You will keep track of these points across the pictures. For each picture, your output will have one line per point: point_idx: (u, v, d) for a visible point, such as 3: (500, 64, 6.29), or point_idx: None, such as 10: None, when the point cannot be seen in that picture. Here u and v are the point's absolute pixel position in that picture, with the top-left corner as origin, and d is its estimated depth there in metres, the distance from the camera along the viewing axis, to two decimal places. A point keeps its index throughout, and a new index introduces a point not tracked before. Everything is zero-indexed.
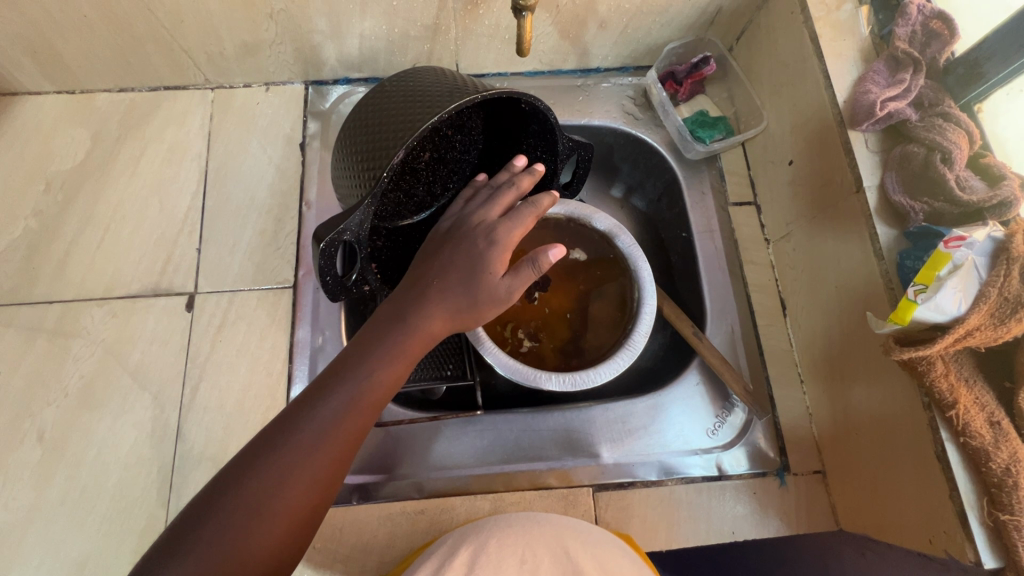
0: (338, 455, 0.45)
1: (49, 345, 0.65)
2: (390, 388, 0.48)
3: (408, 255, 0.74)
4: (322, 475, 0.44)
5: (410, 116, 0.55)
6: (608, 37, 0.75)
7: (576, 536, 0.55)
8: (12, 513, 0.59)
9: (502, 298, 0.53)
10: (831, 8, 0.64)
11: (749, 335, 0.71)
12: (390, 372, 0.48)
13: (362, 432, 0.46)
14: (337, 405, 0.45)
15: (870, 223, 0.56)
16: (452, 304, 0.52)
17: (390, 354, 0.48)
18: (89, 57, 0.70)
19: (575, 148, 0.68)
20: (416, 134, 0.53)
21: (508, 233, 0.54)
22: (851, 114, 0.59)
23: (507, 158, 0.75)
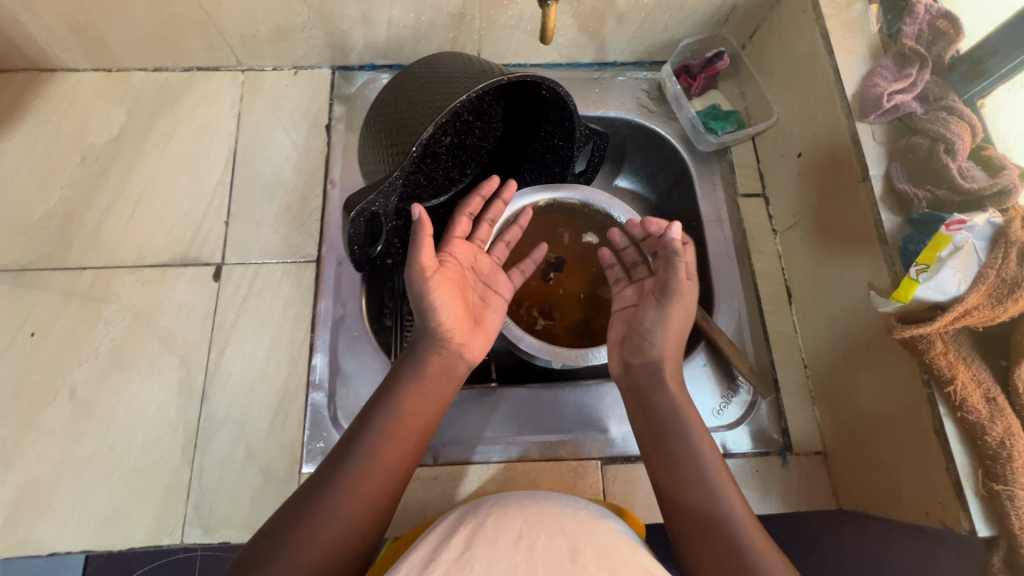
0: (385, 479, 0.50)
1: (83, 308, 0.68)
2: (418, 416, 0.54)
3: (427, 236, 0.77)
4: (367, 498, 0.49)
5: (436, 96, 0.58)
6: (626, 30, 0.78)
7: (576, 519, 0.51)
8: (44, 466, 0.62)
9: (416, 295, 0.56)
10: (842, 7, 0.67)
11: (756, 321, 0.73)
12: (414, 403, 0.54)
13: (402, 455, 0.52)
14: (369, 439, 0.51)
15: (874, 210, 0.59)
16: (429, 341, 0.57)
17: (407, 387, 0.55)
18: (128, 36, 0.73)
19: (591, 135, 0.72)
20: (446, 111, 0.56)
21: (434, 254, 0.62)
22: (859, 107, 0.62)
23: (525, 144, 0.78)
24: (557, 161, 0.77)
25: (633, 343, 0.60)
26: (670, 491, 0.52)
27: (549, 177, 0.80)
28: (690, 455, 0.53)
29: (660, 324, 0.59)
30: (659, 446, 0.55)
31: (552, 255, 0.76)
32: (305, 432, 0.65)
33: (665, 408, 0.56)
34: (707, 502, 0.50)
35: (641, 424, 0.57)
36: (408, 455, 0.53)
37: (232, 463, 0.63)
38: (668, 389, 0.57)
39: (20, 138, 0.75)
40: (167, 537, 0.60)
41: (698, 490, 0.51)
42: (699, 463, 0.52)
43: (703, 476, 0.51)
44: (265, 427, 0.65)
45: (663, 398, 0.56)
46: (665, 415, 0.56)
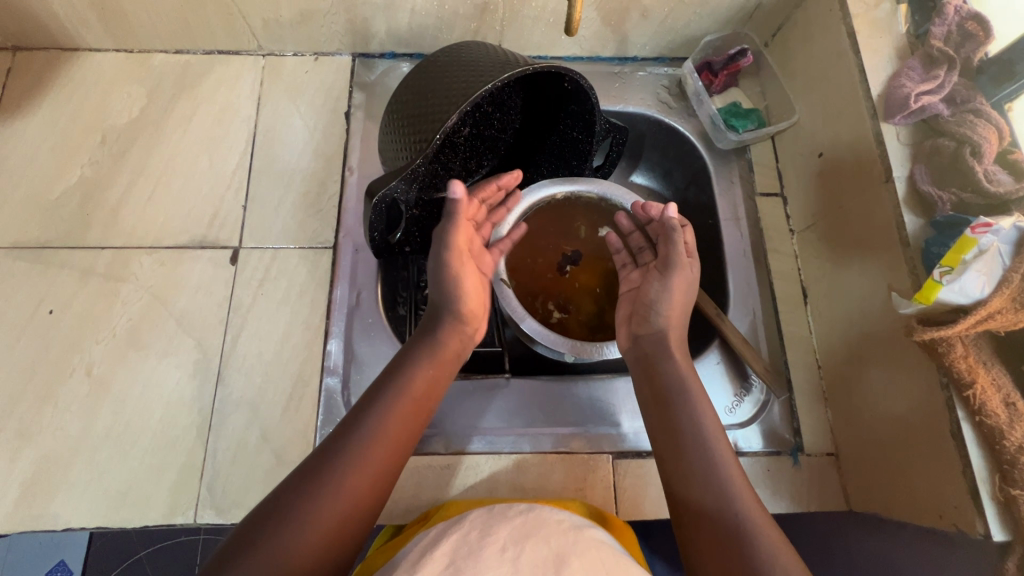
0: (393, 453, 0.51)
1: (101, 287, 0.68)
2: (428, 391, 0.55)
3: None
4: (374, 472, 0.49)
5: (460, 85, 0.58)
6: (649, 25, 0.77)
7: (558, 528, 0.52)
8: (60, 442, 0.62)
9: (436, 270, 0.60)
10: (869, 7, 0.66)
11: (771, 321, 0.73)
12: (425, 378, 0.55)
13: (410, 427, 0.53)
14: (378, 414, 0.51)
15: (897, 211, 0.58)
16: (445, 314, 0.59)
17: (419, 363, 0.56)
18: (151, 17, 0.73)
19: (610, 129, 0.72)
20: (471, 100, 0.55)
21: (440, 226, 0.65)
22: (885, 107, 0.61)
23: (543, 137, 0.78)
24: (575, 154, 0.77)
25: (641, 316, 0.62)
26: (670, 479, 0.52)
27: (567, 170, 0.80)
28: (697, 444, 0.52)
29: (665, 296, 0.61)
30: (666, 434, 0.54)
31: (568, 248, 0.76)
32: (318, 417, 0.65)
33: (676, 395, 0.56)
34: (710, 495, 0.49)
35: (646, 396, 0.58)
36: (415, 430, 0.53)
37: (246, 445, 0.64)
38: (674, 359, 0.58)
39: (41, 116, 0.75)
40: (180, 517, 0.61)
41: (701, 482, 0.50)
42: (706, 452, 0.51)
43: (707, 468, 0.50)
44: (280, 411, 0.65)
45: (676, 385, 0.56)
46: (671, 386, 0.56)
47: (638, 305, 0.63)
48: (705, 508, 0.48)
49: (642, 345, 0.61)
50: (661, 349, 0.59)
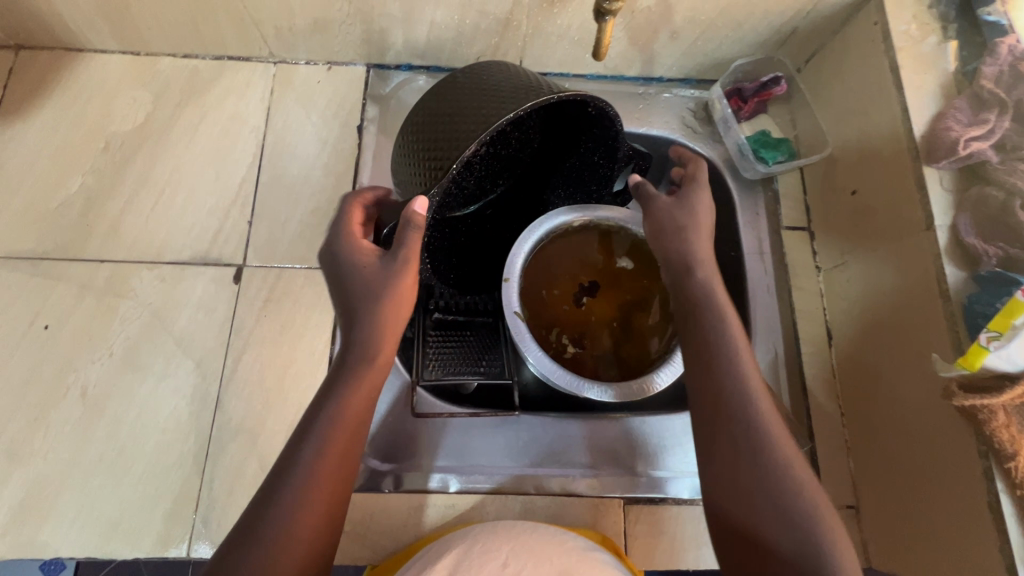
0: (333, 477, 0.45)
1: (99, 302, 0.66)
2: (355, 417, 0.47)
3: (455, 249, 0.73)
4: (316, 520, 0.44)
5: (480, 110, 0.55)
6: (678, 46, 0.74)
7: (560, 546, 0.54)
8: (53, 465, 0.60)
9: (382, 273, 0.50)
10: (916, 40, 0.63)
11: (793, 362, 0.70)
12: (351, 411, 0.47)
13: (350, 446, 0.47)
14: (303, 465, 0.44)
15: (937, 261, 0.55)
16: (384, 308, 0.50)
17: (338, 394, 0.47)
18: (159, 21, 0.70)
19: (634, 156, 0.70)
20: (492, 128, 0.52)
21: (348, 236, 0.54)
22: (929, 150, 0.58)
23: (563, 157, 0.74)
24: (595, 179, 0.74)
25: (662, 240, 0.57)
26: (725, 489, 0.46)
27: (584, 195, 0.77)
28: (774, 480, 0.45)
29: (658, 222, 0.58)
30: (721, 438, 0.47)
31: (585, 278, 0.73)
32: None
33: (735, 404, 0.48)
34: (787, 533, 0.43)
35: (695, 384, 0.50)
36: (353, 462, 0.47)
37: (244, 475, 0.61)
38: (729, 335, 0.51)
39: (43, 120, 0.73)
40: (173, 549, 0.59)
41: (767, 508, 0.44)
42: (778, 482, 0.44)
43: (773, 481, 0.44)
44: (280, 440, 0.63)
45: (731, 380, 0.49)
46: (726, 380, 0.49)
47: (660, 233, 0.58)
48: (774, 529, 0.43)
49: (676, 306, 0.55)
50: (715, 335, 0.51)
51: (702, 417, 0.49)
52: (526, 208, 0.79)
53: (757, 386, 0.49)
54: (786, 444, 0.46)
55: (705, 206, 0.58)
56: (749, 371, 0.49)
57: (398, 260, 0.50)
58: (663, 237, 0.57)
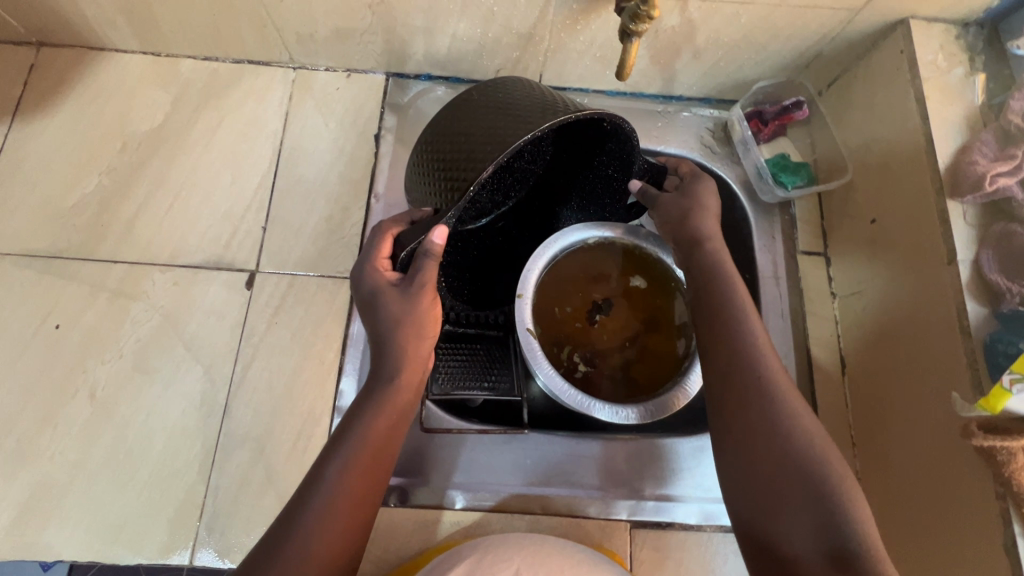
0: (356, 501, 0.45)
1: (111, 303, 0.66)
2: (384, 441, 0.48)
3: (467, 263, 0.71)
4: (338, 543, 0.44)
5: (498, 130, 0.52)
6: (699, 66, 0.73)
7: (567, 558, 0.57)
8: (59, 466, 0.60)
9: (405, 302, 0.50)
10: (942, 71, 0.62)
11: (805, 390, 0.69)
12: (377, 435, 0.47)
13: (377, 471, 0.47)
14: (326, 488, 0.45)
15: (959, 297, 0.55)
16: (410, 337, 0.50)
17: (364, 419, 0.48)
18: (182, 24, 0.70)
19: (648, 169, 0.65)
20: (508, 151, 0.49)
21: (371, 268, 0.52)
22: (953, 183, 0.57)
23: (576, 171, 0.70)
24: (608, 194, 0.70)
25: (669, 227, 0.62)
26: (750, 490, 0.46)
27: (597, 209, 0.73)
28: (794, 484, 0.44)
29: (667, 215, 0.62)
30: (747, 436, 0.47)
31: (598, 296, 0.72)
32: None
33: (755, 405, 0.48)
34: (809, 537, 0.43)
35: (714, 386, 0.51)
36: (378, 488, 0.47)
37: (249, 484, 0.61)
38: (752, 331, 0.52)
39: (64, 119, 0.73)
40: (175, 555, 0.59)
41: (789, 514, 0.44)
42: (800, 488, 0.44)
43: (798, 485, 0.44)
44: (286, 450, 0.62)
45: (757, 376, 0.49)
46: (748, 380, 0.49)
47: (671, 223, 0.61)
48: (805, 530, 0.43)
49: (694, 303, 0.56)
50: (737, 335, 0.51)
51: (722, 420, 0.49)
52: (539, 221, 0.75)
53: (780, 382, 0.49)
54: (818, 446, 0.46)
55: (710, 192, 0.62)
56: (771, 368, 0.49)
57: (415, 290, 0.50)
58: (672, 223, 0.61)
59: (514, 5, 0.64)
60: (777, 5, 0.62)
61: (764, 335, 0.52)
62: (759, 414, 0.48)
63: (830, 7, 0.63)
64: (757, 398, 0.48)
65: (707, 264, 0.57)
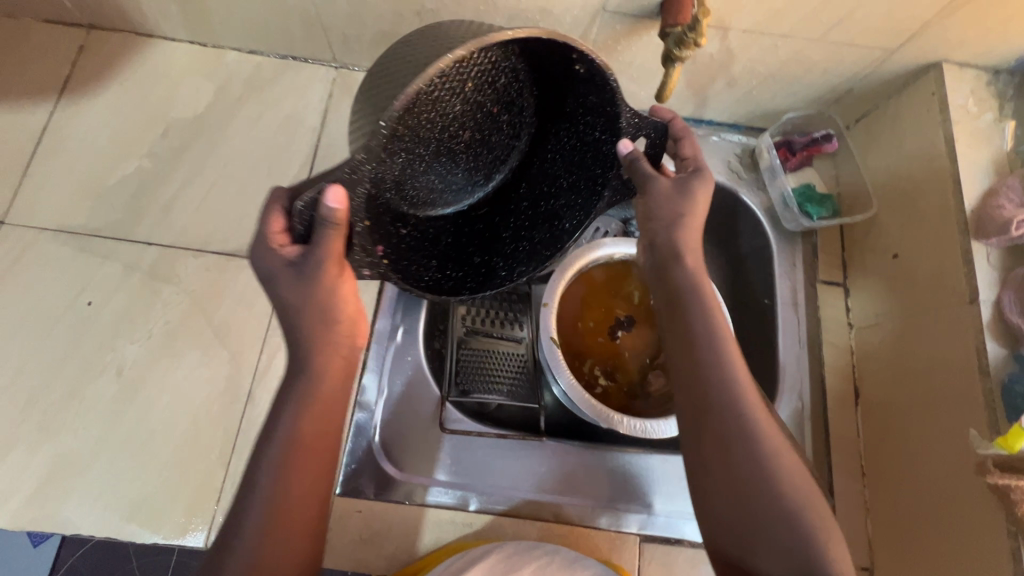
0: (302, 498, 0.42)
1: (143, 284, 0.67)
2: (315, 452, 0.44)
3: (436, 249, 0.57)
4: (293, 545, 0.42)
5: (406, 69, 0.38)
6: (732, 93, 0.75)
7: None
8: (82, 441, 0.61)
9: (311, 285, 0.42)
10: (971, 115, 0.64)
11: (819, 416, 0.69)
12: (306, 431, 0.43)
13: (316, 469, 0.43)
14: (263, 496, 0.41)
15: (979, 337, 0.56)
16: (330, 329, 0.45)
17: (289, 417, 0.43)
18: (232, 18, 0.72)
19: (641, 126, 0.50)
20: (419, 78, 0.34)
21: (264, 243, 0.43)
22: (978, 225, 0.59)
23: (563, 144, 0.56)
24: (598, 161, 0.55)
25: (649, 223, 0.51)
26: (729, 526, 0.42)
27: (587, 184, 0.57)
28: (776, 521, 0.41)
29: (657, 199, 0.50)
30: (727, 482, 0.43)
31: (621, 311, 0.73)
32: (346, 451, 0.63)
33: (735, 437, 0.43)
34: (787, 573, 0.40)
35: (685, 412, 0.45)
36: (321, 483, 0.44)
37: None
38: (729, 352, 0.46)
39: (110, 102, 0.75)
40: (191, 537, 0.59)
41: (772, 553, 0.40)
42: (785, 526, 0.40)
43: (779, 520, 0.41)
44: None
45: (734, 402, 0.44)
46: (724, 407, 0.44)
47: (653, 223, 0.51)
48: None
49: (666, 322, 0.49)
50: (712, 373, 0.45)
51: (695, 452, 0.44)
52: (525, 206, 0.60)
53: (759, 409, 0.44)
54: (800, 480, 0.42)
55: (706, 187, 0.51)
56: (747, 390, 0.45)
57: (311, 267, 0.42)
58: (655, 222, 0.51)
59: (559, 22, 0.66)
60: (815, 41, 0.64)
61: (741, 358, 0.46)
62: (738, 445, 0.43)
63: (866, 47, 0.65)
64: (735, 433, 0.43)
65: (686, 283, 0.49)
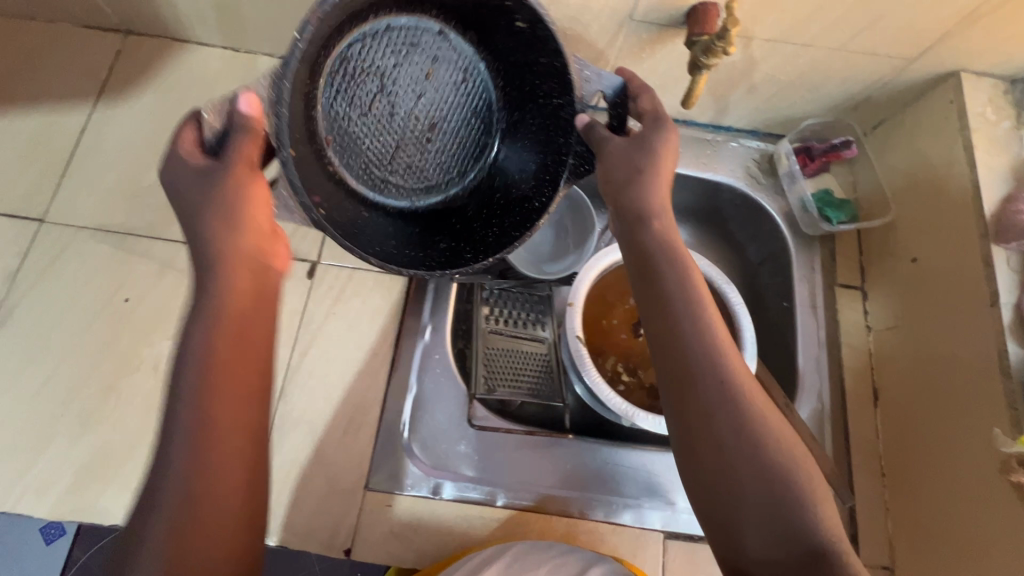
0: (229, 430, 0.39)
1: (179, 282, 0.69)
2: (238, 393, 0.40)
3: (398, 234, 0.58)
4: (228, 481, 0.38)
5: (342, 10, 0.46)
6: (752, 100, 0.76)
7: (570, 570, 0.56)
8: (119, 434, 0.63)
9: (223, 187, 0.44)
10: (989, 123, 0.66)
11: (839, 417, 0.70)
12: (223, 358, 0.40)
13: (239, 397, 0.40)
14: (184, 436, 0.38)
15: (1001, 338, 0.58)
16: (236, 241, 0.44)
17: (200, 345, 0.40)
18: (267, 24, 0.74)
19: (593, 81, 0.51)
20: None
21: (176, 152, 0.46)
22: (998, 230, 0.61)
23: (528, 135, 0.58)
24: (558, 133, 0.56)
25: (617, 188, 0.52)
26: (717, 490, 0.42)
27: (555, 159, 0.57)
28: (761, 480, 0.41)
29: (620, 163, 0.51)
30: (711, 444, 0.43)
31: None
32: (375, 446, 0.65)
33: (717, 398, 0.43)
34: (777, 533, 0.40)
35: (666, 376, 0.46)
36: (251, 413, 0.41)
37: (300, 465, 0.63)
38: (703, 312, 0.47)
39: (145, 104, 0.77)
40: None
41: (761, 513, 0.41)
42: (772, 485, 0.41)
43: (768, 480, 0.41)
44: (337, 435, 0.65)
45: (715, 364, 0.44)
46: (701, 367, 0.44)
47: (616, 186, 0.52)
48: (775, 559, 0.40)
49: (640, 287, 0.49)
50: (689, 334, 0.45)
51: (676, 415, 0.45)
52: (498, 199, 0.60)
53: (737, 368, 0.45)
54: (783, 437, 0.43)
55: (666, 147, 0.52)
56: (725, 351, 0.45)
57: (220, 166, 0.45)
58: (618, 184, 0.52)
59: (586, 30, 0.68)
60: (835, 50, 0.66)
61: (718, 318, 0.47)
62: (720, 406, 0.43)
63: (886, 55, 0.66)
64: (716, 393, 0.44)
65: (657, 247, 0.50)
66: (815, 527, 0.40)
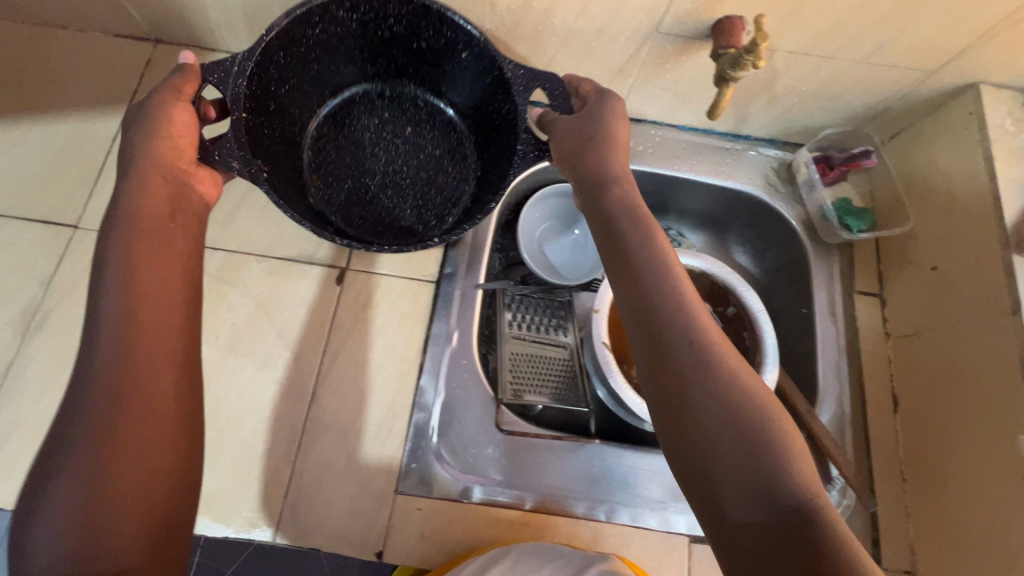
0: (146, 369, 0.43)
1: (211, 288, 0.70)
2: (156, 333, 0.45)
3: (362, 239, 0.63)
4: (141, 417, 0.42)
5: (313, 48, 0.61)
6: (772, 110, 0.77)
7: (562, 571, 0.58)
8: None
9: (151, 118, 0.52)
10: (1008, 134, 0.67)
11: (859, 423, 0.72)
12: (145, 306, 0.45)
13: (157, 341, 0.45)
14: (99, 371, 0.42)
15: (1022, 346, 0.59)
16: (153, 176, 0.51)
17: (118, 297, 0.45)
18: None
19: (527, 75, 0.59)
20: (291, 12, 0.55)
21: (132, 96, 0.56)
22: (1019, 239, 0.62)
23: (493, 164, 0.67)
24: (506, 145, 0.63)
25: (577, 161, 0.54)
26: (687, 445, 0.41)
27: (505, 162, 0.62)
28: (734, 433, 0.40)
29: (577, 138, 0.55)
30: (679, 397, 0.42)
31: None
32: (405, 450, 0.66)
33: (682, 352, 0.43)
34: (753, 487, 0.38)
35: (636, 333, 0.45)
36: (165, 356, 0.45)
37: (331, 469, 0.64)
38: (668, 271, 0.47)
39: None
40: (259, 531, 0.62)
41: (738, 468, 0.39)
42: (744, 436, 0.39)
43: (742, 433, 0.40)
44: (367, 439, 0.66)
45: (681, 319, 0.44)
46: (665, 320, 0.44)
47: (573, 159, 0.55)
48: (756, 517, 0.37)
49: (606, 253, 0.50)
50: (656, 293, 0.45)
51: (647, 373, 0.44)
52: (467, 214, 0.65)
53: (704, 323, 0.44)
54: (754, 389, 0.42)
55: (618, 119, 0.55)
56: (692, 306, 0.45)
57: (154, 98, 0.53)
58: (579, 159, 0.54)
59: (612, 42, 0.69)
60: (856, 62, 0.68)
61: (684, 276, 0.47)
62: (689, 357, 0.43)
63: (907, 67, 0.68)
64: (683, 345, 0.43)
65: (620, 212, 0.51)
66: (793, 483, 0.38)
